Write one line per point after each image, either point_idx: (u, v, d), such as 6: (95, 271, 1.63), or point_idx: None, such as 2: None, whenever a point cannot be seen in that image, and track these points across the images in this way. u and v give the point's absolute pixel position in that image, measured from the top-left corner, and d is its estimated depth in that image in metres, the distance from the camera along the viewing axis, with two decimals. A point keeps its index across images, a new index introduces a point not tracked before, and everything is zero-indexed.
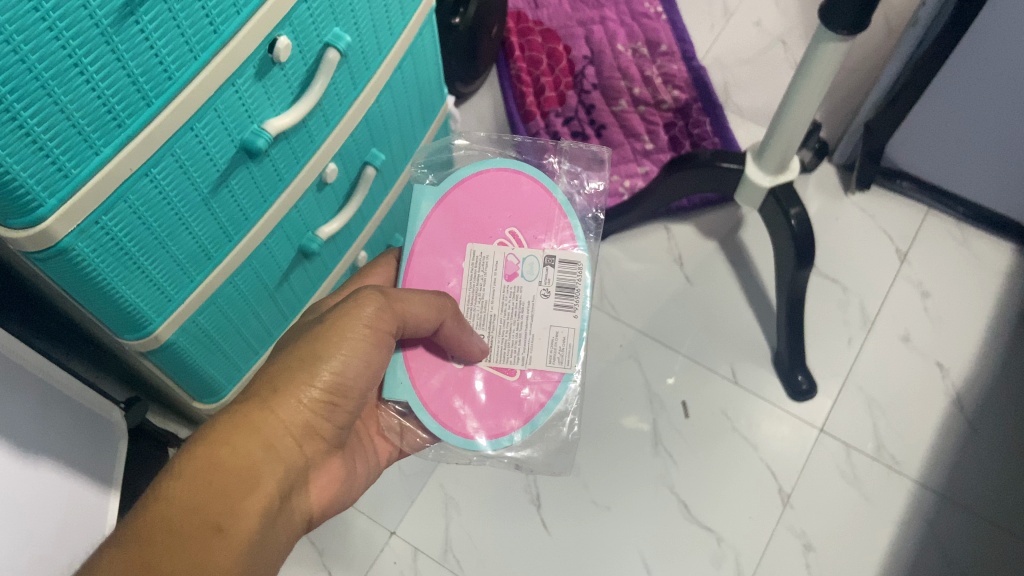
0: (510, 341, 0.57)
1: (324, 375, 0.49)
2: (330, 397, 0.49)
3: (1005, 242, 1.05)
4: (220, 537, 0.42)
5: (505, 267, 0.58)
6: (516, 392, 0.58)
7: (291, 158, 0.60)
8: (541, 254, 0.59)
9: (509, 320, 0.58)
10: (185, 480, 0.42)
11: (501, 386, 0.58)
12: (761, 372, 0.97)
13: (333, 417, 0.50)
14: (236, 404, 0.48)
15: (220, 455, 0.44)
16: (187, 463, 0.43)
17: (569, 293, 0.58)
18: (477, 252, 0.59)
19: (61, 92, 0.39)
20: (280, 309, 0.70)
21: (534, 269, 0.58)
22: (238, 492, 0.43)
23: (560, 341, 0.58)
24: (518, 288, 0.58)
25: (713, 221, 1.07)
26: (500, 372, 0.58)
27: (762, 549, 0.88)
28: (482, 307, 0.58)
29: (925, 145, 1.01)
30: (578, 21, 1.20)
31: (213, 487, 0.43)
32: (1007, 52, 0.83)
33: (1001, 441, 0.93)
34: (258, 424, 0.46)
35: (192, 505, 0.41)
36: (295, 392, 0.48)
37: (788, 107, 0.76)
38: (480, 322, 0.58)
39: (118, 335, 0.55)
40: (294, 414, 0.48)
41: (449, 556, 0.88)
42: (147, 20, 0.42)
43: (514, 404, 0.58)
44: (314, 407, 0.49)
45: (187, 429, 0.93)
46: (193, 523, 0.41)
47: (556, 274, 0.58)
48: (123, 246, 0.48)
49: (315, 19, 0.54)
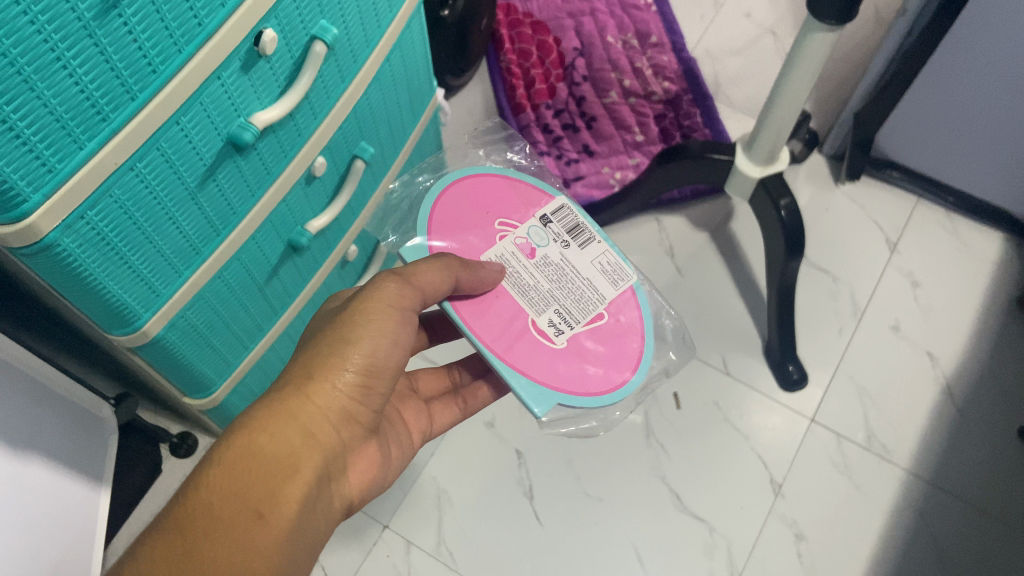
0: (582, 296, 0.57)
1: (357, 360, 0.49)
2: (364, 381, 0.49)
3: (993, 230, 1.05)
4: (262, 522, 0.43)
5: (521, 252, 0.58)
6: (617, 323, 0.58)
7: (279, 152, 0.60)
8: (535, 222, 0.59)
9: (564, 285, 0.57)
10: (224, 468, 0.43)
11: (603, 326, 0.57)
12: (752, 363, 0.98)
13: (368, 401, 0.51)
14: (272, 393, 0.48)
15: (258, 443, 0.45)
16: (225, 452, 0.44)
17: (578, 230, 0.59)
18: (495, 258, 0.57)
19: (43, 86, 0.39)
20: (269, 304, 0.70)
21: (540, 235, 0.58)
22: (278, 478, 0.44)
23: (608, 267, 0.59)
24: (546, 258, 0.58)
25: (704, 213, 1.07)
26: (597, 318, 0.57)
27: (754, 539, 0.88)
28: (534, 291, 0.56)
29: (915, 134, 1.01)
30: (568, 13, 1.19)
31: (251, 475, 0.44)
32: (996, 40, 0.83)
33: (989, 429, 0.93)
34: (295, 410, 0.47)
35: (232, 493, 0.43)
36: (329, 378, 0.48)
37: (776, 99, 0.76)
38: (544, 305, 0.56)
39: (105, 331, 0.55)
40: (331, 399, 0.48)
41: (442, 549, 0.88)
42: (131, 14, 0.41)
43: (626, 329, 0.58)
44: (350, 391, 0.49)
45: (179, 425, 0.93)
46: (234, 509, 0.42)
47: (558, 225, 0.59)
48: (111, 241, 0.48)
49: (301, 11, 0.54)
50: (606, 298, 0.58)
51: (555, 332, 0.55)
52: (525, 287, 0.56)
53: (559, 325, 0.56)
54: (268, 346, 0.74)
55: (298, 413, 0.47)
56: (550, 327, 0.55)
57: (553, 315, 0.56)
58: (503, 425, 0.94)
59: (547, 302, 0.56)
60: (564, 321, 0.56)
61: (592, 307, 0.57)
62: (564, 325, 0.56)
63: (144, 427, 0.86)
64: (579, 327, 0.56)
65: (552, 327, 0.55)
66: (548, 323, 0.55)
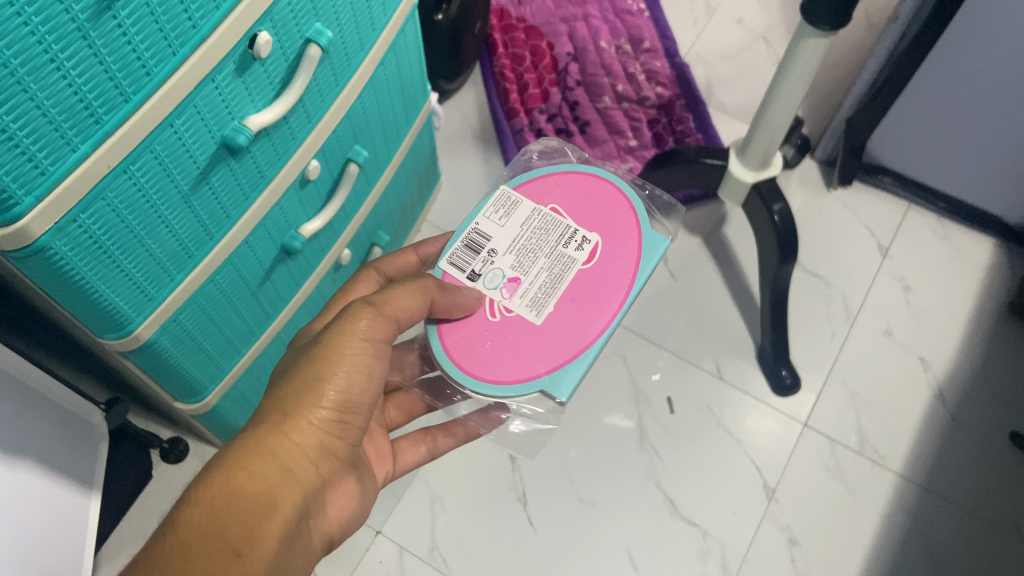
0: (538, 223, 0.57)
1: (332, 396, 0.46)
2: (341, 415, 0.47)
3: (984, 236, 1.06)
4: (240, 562, 0.40)
5: (519, 289, 0.55)
6: (551, 192, 0.60)
7: (273, 154, 0.59)
8: (476, 282, 0.55)
9: (536, 240, 0.57)
10: (203, 507, 0.41)
11: (559, 202, 0.59)
12: (745, 367, 0.98)
13: (345, 434, 0.48)
14: (247, 430, 0.46)
15: (237, 480, 0.43)
16: (204, 490, 0.42)
17: (468, 241, 0.57)
18: (530, 312, 0.55)
19: (36, 86, 0.38)
20: (262, 308, 0.69)
21: (491, 273, 0.55)
22: (257, 516, 0.42)
23: (496, 210, 0.58)
24: (518, 263, 0.56)
25: (696, 217, 1.08)
26: (554, 208, 0.59)
27: (748, 544, 0.88)
28: (554, 266, 0.56)
29: (907, 139, 1.01)
30: (561, 18, 1.20)
31: (230, 513, 0.41)
32: (986, 48, 0.84)
33: (981, 433, 0.94)
34: (273, 445, 0.45)
35: (211, 531, 0.40)
36: (306, 414, 0.46)
37: (771, 103, 0.76)
38: (560, 255, 0.56)
39: (96, 336, 0.54)
40: (308, 436, 0.46)
41: (435, 555, 0.88)
42: (125, 15, 0.41)
43: (550, 185, 0.60)
44: (328, 426, 0.47)
45: (169, 429, 0.93)
46: (211, 547, 0.40)
47: (474, 263, 0.56)
48: (101, 244, 0.47)
49: (295, 14, 0.53)
50: (534, 204, 0.59)
51: (582, 239, 0.57)
52: (556, 273, 0.56)
53: (576, 240, 0.57)
54: (261, 350, 0.73)
55: (277, 450, 0.45)
56: (581, 243, 0.57)
57: (571, 246, 0.57)
58: None
59: (560, 252, 0.56)
60: (567, 234, 0.57)
61: (547, 214, 0.58)
62: (571, 232, 0.57)
63: (133, 433, 0.86)
64: (571, 223, 0.58)
65: (580, 247, 0.57)
66: (579, 249, 0.57)
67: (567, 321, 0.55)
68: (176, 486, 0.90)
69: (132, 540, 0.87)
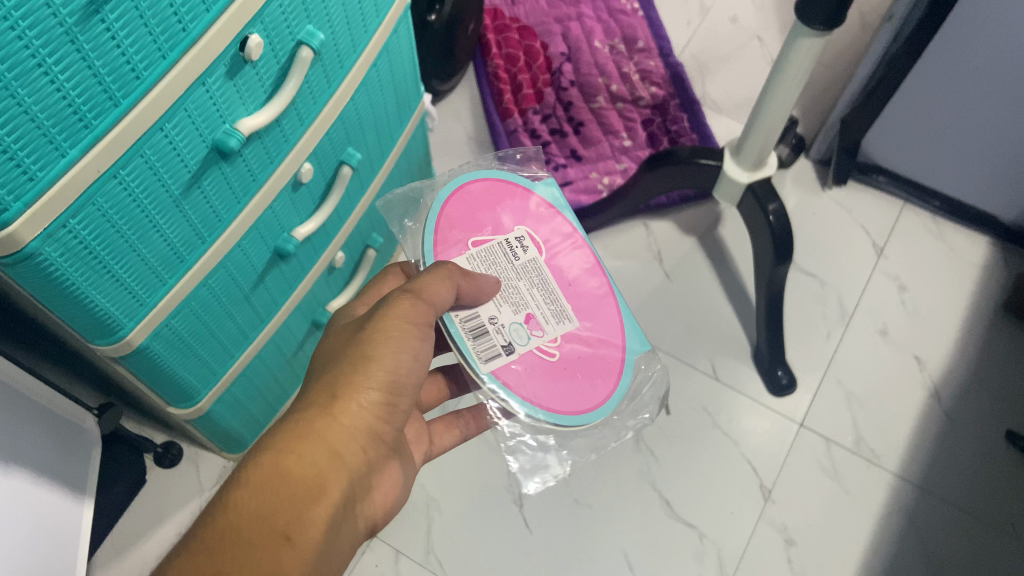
0: (489, 265, 0.56)
1: (380, 377, 0.48)
2: (388, 398, 0.49)
3: (979, 234, 1.06)
4: (288, 546, 0.42)
5: (537, 320, 0.55)
6: (459, 224, 0.58)
7: (265, 157, 0.59)
8: (514, 349, 0.53)
9: (502, 274, 0.56)
10: (252, 489, 0.43)
11: (470, 230, 0.58)
12: (740, 367, 0.98)
13: (393, 419, 0.50)
14: (295, 413, 0.48)
15: (288, 463, 0.45)
16: (254, 473, 0.44)
17: (468, 327, 0.53)
18: (567, 324, 0.56)
19: (24, 92, 0.38)
20: (256, 311, 0.69)
21: (514, 333, 0.54)
22: (307, 501, 0.44)
23: None
24: (517, 306, 0.54)
25: (691, 217, 1.08)
26: (475, 241, 0.57)
27: (744, 545, 0.88)
28: (528, 275, 0.56)
29: (902, 137, 1.01)
30: (555, 18, 1.19)
31: (281, 496, 0.43)
32: (981, 47, 0.84)
33: (976, 432, 0.93)
34: (323, 430, 0.47)
35: (262, 514, 0.43)
36: (354, 397, 0.48)
37: (768, 100, 0.76)
38: (522, 266, 0.57)
39: (88, 341, 0.54)
40: (357, 419, 0.48)
41: (431, 558, 0.87)
42: (113, 18, 0.41)
43: (457, 220, 0.58)
44: (376, 410, 0.49)
45: (163, 434, 0.92)
46: (261, 531, 0.42)
47: (490, 329, 0.53)
48: (92, 249, 0.47)
49: (287, 16, 0.53)
50: (460, 253, 0.56)
51: (519, 240, 0.58)
52: (541, 284, 0.56)
53: (518, 246, 0.57)
54: (256, 353, 0.73)
55: (326, 434, 0.47)
56: (522, 243, 0.58)
57: (520, 253, 0.57)
58: (490, 433, 0.94)
59: (519, 267, 0.56)
60: (505, 247, 0.57)
61: (479, 252, 0.56)
62: (509, 242, 0.57)
63: (127, 438, 0.85)
64: (496, 242, 0.57)
65: (524, 248, 0.57)
66: (525, 250, 0.57)
67: (590, 310, 0.58)
68: (171, 490, 0.89)
69: (127, 546, 0.86)
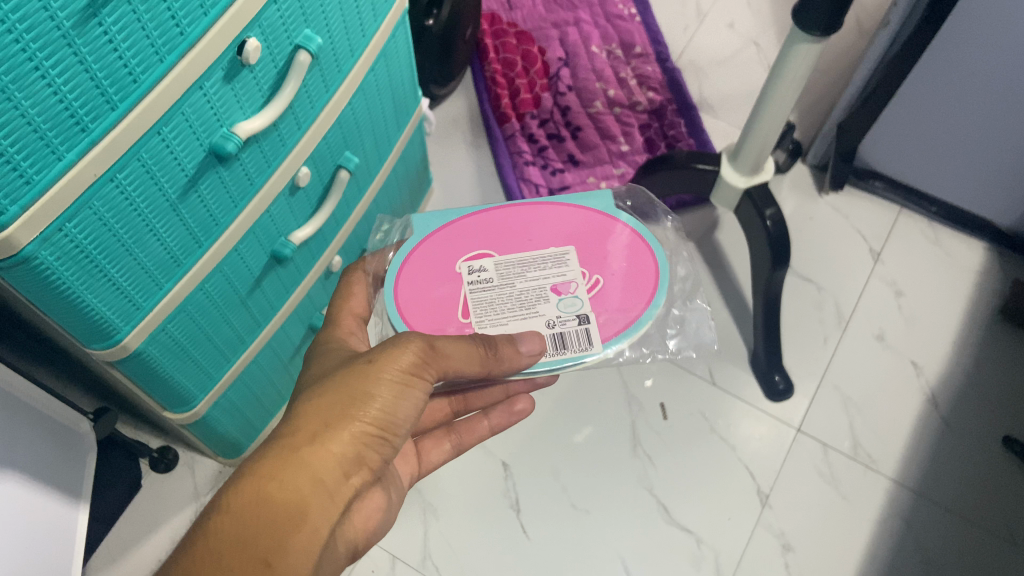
0: (494, 308, 0.55)
1: (375, 412, 0.46)
2: (380, 431, 0.46)
3: (976, 240, 1.06)
4: (268, 573, 0.41)
5: (561, 280, 0.56)
6: (441, 316, 0.55)
7: (262, 162, 0.59)
8: (584, 314, 0.55)
9: (506, 298, 0.55)
10: (234, 514, 0.41)
11: (443, 310, 0.55)
12: (737, 372, 0.98)
13: (383, 451, 0.47)
14: (281, 434, 0.45)
15: (269, 489, 0.42)
16: (235, 496, 0.42)
17: (553, 349, 0.54)
18: (572, 255, 0.57)
19: (21, 95, 0.38)
20: (252, 316, 0.69)
21: (568, 305, 0.55)
22: (289, 528, 0.42)
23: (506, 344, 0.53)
24: (543, 296, 0.55)
25: (689, 222, 1.08)
26: (461, 312, 0.55)
27: (742, 550, 0.88)
28: (511, 274, 0.56)
29: (898, 143, 1.01)
30: (552, 23, 1.20)
31: (260, 522, 0.41)
32: (977, 53, 0.84)
33: (973, 438, 0.93)
34: (308, 456, 0.44)
35: (242, 540, 0.41)
36: (347, 427, 0.45)
37: (764, 106, 0.76)
38: (499, 279, 0.56)
39: (83, 345, 0.53)
40: (346, 447, 0.45)
41: (427, 564, 0.87)
42: (111, 21, 0.41)
43: (429, 313, 0.55)
44: (365, 440, 0.46)
45: (159, 439, 0.92)
46: (241, 556, 0.41)
47: (560, 324, 0.54)
48: (89, 254, 0.47)
49: (285, 20, 0.53)
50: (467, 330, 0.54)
51: (471, 269, 0.56)
52: (527, 268, 0.56)
53: (478, 275, 0.56)
54: (252, 357, 0.73)
55: (311, 460, 0.44)
56: (473, 267, 0.56)
57: (487, 274, 0.56)
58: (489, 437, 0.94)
59: (501, 282, 0.56)
60: (478, 285, 0.56)
61: (480, 312, 0.55)
62: (473, 282, 0.56)
63: (121, 442, 0.85)
64: (470, 294, 0.55)
65: (482, 270, 0.56)
66: (483, 268, 0.56)
67: (554, 230, 0.58)
68: (165, 496, 0.89)
69: (122, 551, 0.86)
